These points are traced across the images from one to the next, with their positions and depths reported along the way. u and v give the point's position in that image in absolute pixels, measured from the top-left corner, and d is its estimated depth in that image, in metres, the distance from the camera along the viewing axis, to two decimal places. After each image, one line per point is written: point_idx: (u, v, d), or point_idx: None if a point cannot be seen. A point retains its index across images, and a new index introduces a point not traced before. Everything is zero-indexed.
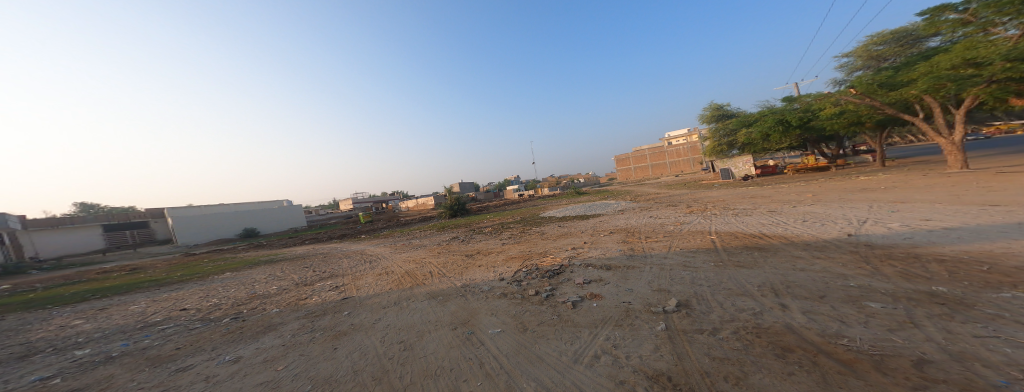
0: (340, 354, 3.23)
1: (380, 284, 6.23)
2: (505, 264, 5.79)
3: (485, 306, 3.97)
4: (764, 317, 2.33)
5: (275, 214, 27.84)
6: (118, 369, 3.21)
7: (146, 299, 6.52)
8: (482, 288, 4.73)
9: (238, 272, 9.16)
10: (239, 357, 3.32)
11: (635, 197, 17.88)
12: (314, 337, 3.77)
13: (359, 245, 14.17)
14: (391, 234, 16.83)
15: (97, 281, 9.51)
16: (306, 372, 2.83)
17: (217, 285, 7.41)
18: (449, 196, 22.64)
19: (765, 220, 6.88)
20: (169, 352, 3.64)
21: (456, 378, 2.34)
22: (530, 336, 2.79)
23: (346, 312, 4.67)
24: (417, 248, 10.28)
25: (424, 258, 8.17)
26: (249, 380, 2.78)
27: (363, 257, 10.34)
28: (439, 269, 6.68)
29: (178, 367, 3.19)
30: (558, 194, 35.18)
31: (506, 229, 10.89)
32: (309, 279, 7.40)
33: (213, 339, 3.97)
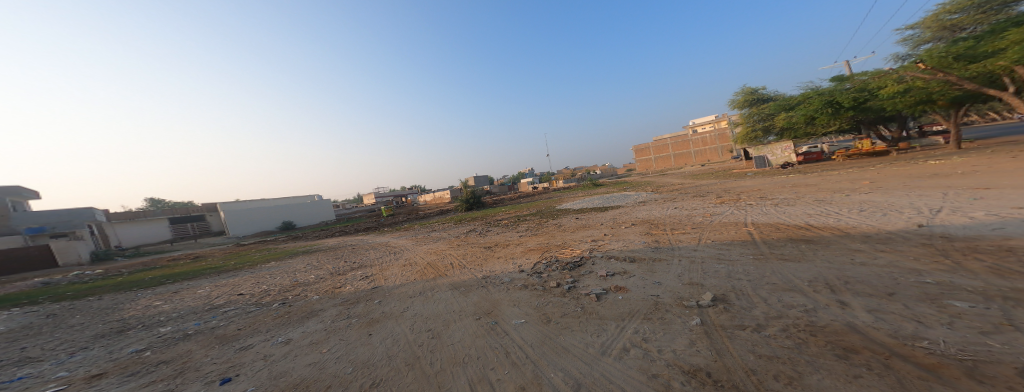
0: (374, 340, 3.40)
1: (406, 275, 6.46)
2: (524, 256, 5.84)
3: (507, 297, 4.03)
4: (819, 314, 2.19)
5: (306, 209, 29.51)
6: (195, 345, 3.60)
7: (208, 284, 7.19)
8: (503, 279, 4.79)
9: (281, 262, 9.94)
10: (289, 339, 3.60)
11: (658, 188, 17.20)
12: (349, 323, 4.00)
13: (383, 237, 14.80)
14: (413, 227, 17.35)
15: (167, 268, 10.65)
16: (347, 356, 3.03)
17: (265, 273, 8.04)
18: (466, 190, 22.89)
19: (813, 210, 6.41)
20: (233, 331, 4.01)
21: (484, 367, 2.40)
22: (554, 327, 2.81)
23: (377, 301, 4.91)
24: (437, 240, 10.59)
25: (444, 250, 8.40)
26: (299, 360, 3.01)
27: (387, 248, 10.74)
28: (460, 260, 6.87)
29: (241, 345, 3.53)
30: (574, 186, 34.74)
31: (524, 222, 10.90)
32: (342, 269, 7.87)
33: (266, 321, 4.33)
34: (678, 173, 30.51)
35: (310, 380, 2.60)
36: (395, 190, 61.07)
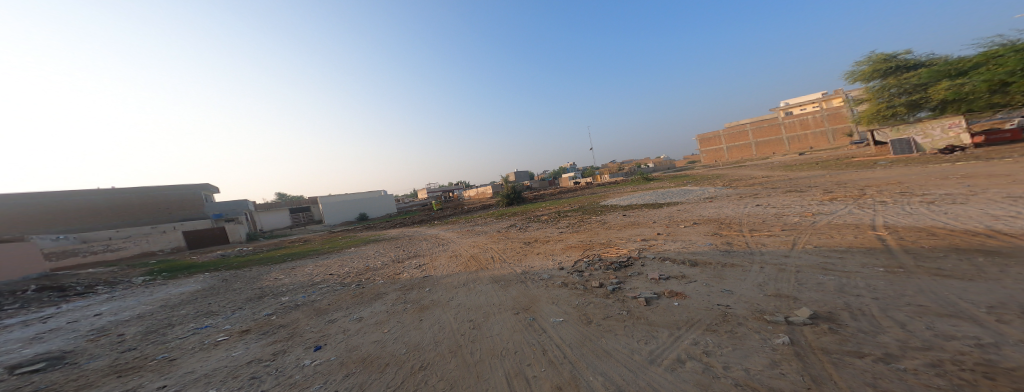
0: (425, 325, 3.65)
1: (452, 266, 6.78)
2: (564, 253, 5.72)
3: (546, 294, 3.98)
4: (1000, 349, 1.59)
5: (376, 202, 32.54)
6: (301, 314, 4.51)
7: (312, 263, 8.61)
8: (542, 275, 4.75)
9: (359, 247, 11.34)
10: (361, 317, 4.11)
11: (732, 182, 15.32)
12: (405, 307, 4.36)
13: (433, 229, 15.81)
14: (460, 220, 18.11)
15: (291, 247, 13.47)
16: (402, 338, 3.32)
17: (347, 257, 9.29)
18: (507, 185, 23.21)
19: (996, 210, 4.99)
20: (324, 305, 4.78)
21: (520, 362, 2.44)
22: (596, 329, 2.69)
23: (427, 288, 5.27)
24: (479, 234, 10.94)
25: (486, 244, 8.62)
26: (367, 336, 3.48)
27: (436, 240, 11.40)
28: (500, 254, 7.00)
29: (328, 318, 4.21)
30: (624, 180, 33.29)
31: (565, 217, 10.70)
32: (401, 257, 8.65)
33: (346, 300, 4.96)
34: (749, 166, 27.06)
35: (372, 356, 2.97)
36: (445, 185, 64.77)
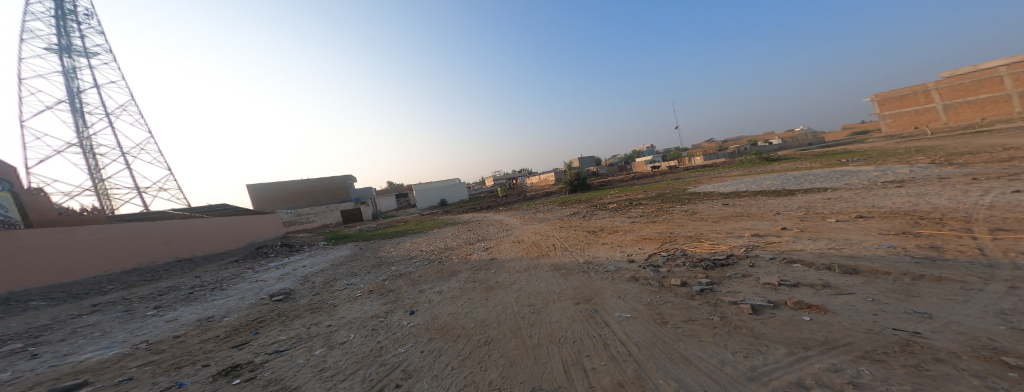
0: (491, 303, 3.99)
1: (515, 250, 7.09)
2: (634, 245, 5.27)
3: (611, 287, 3.77)
4: None
5: (451, 190, 35.55)
6: (402, 282, 5.89)
7: (409, 240, 11.38)
8: (607, 268, 4.49)
9: (442, 230, 13.11)
10: (442, 291, 4.97)
11: (924, 162, 10.78)
12: (474, 286, 4.88)
13: (501, 215, 16.54)
14: (525, 207, 18.31)
15: (396, 227, 16.90)
16: (472, 313, 3.75)
17: (434, 238, 11.11)
18: (570, 172, 22.64)
19: None
20: (417, 277, 6.09)
21: (579, 351, 2.45)
22: (672, 332, 2.43)
23: (493, 270, 5.64)
24: (542, 221, 10.98)
25: (548, 231, 8.61)
26: (446, 307, 4.17)
27: (502, 225, 11.93)
28: (562, 242, 6.92)
29: (420, 288, 5.31)
30: (721, 164, 28.66)
31: (638, 206, 9.87)
32: (471, 240, 9.62)
33: (432, 275, 6.12)
34: (985, 132, 17.74)
35: (448, 325, 3.50)
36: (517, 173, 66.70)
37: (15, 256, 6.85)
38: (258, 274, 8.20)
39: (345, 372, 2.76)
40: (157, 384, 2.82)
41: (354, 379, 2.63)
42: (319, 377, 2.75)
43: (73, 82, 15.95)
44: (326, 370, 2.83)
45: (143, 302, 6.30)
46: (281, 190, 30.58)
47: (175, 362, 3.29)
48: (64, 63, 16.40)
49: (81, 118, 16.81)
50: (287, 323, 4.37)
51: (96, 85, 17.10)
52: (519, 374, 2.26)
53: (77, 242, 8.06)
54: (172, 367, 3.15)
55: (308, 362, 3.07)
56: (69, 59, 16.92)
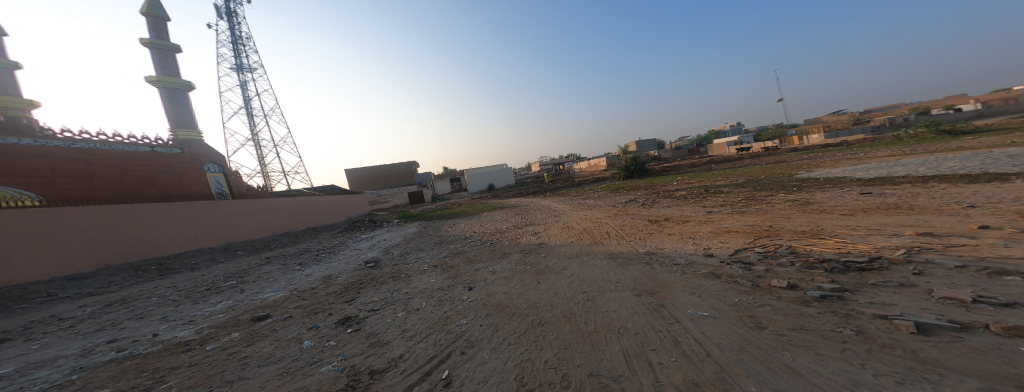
0: (542, 287, 4.19)
1: (564, 236, 7.03)
2: (711, 239, 4.70)
3: (681, 282, 3.48)
4: None
5: (499, 175, 36.51)
6: (461, 259, 6.25)
7: (462, 222, 12.05)
8: (675, 260, 4.13)
9: (488, 214, 13.56)
10: (497, 270, 5.19)
11: None
12: (525, 269, 5.09)
13: (548, 200, 16.42)
14: (579, 191, 17.83)
15: (452, 209, 17.94)
16: (523, 295, 3.97)
17: (485, 220, 11.56)
18: (626, 155, 21.37)
19: None
20: (474, 256, 6.42)
21: (641, 344, 2.42)
22: (771, 337, 2.11)
23: (543, 254, 5.83)
24: (593, 207, 10.58)
25: (600, 218, 8.28)
26: (502, 287, 4.41)
27: (550, 211, 11.78)
28: (616, 230, 6.59)
29: (477, 267, 5.57)
30: (828, 147, 23.77)
31: (718, 195, 8.80)
32: (519, 224, 9.76)
33: (485, 254, 6.42)
34: None
35: (503, 304, 3.79)
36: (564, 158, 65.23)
37: (224, 218, 9.86)
38: (353, 244, 9.62)
39: (421, 334, 3.24)
40: (302, 324, 3.80)
41: (427, 342, 3.07)
42: (402, 336, 3.28)
43: (246, 92, 21.13)
44: (408, 331, 3.36)
45: (293, 258, 8.24)
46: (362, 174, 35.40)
47: (312, 308, 4.37)
48: (240, 79, 21.47)
49: (251, 119, 22.11)
50: (378, 286, 5.12)
51: (257, 94, 22.01)
52: (574, 357, 2.37)
53: (253, 210, 11.02)
54: (312, 312, 4.21)
55: (397, 320, 3.69)
56: (243, 75, 21.59)
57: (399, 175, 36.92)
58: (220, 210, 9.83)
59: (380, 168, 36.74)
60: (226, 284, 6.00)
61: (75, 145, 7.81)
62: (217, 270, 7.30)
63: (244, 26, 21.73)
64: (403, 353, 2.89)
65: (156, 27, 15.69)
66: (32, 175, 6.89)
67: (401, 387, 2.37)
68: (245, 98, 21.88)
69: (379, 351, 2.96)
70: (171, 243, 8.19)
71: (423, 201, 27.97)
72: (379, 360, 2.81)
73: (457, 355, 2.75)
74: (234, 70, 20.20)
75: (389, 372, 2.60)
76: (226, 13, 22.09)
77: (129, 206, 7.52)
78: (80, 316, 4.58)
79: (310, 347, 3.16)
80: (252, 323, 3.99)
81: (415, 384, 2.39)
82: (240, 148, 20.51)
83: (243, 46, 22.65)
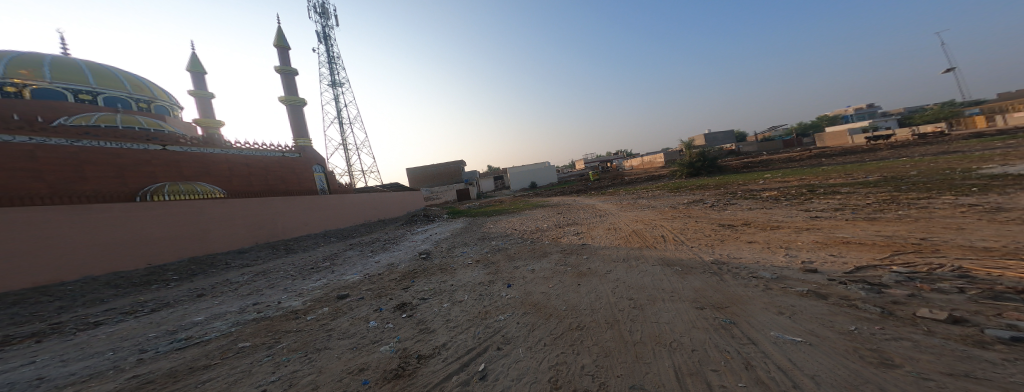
0: (582, 290, 3.95)
1: (609, 238, 6.64)
2: (809, 250, 3.90)
3: (763, 299, 2.95)
4: None
5: (541, 172, 36.28)
6: (500, 256, 6.28)
7: (504, 219, 12.19)
8: (756, 273, 3.52)
9: (528, 212, 13.50)
10: (535, 269, 5.09)
11: None
12: (565, 270, 4.88)
13: (592, 199, 15.70)
14: (631, 191, 16.55)
15: (495, 205, 18.27)
16: (562, 296, 3.78)
17: (523, 218, 11.59)
18: (691, 152, 19.44)
19: None
20: (514, 253, 6.39)
21: (700, 363, 2.08)
22: (904, 379, 1.60)
23: (585, 255, 5.57)
24: (645, 208, 9.77)
25: (654, 220, 7.59)
26: (543, 286, 4.24)
27: (593, 211, 11.24)
28: (673, 234, 5.95)
29: (516, 264, 5.50)
30: (979, 138, 18.42)
31: (815, 198, 7.36)
32: (560, 223, 9.48)
33: (524, 252, 6.35)
34: None
35: (541, 303, 3.63)
36: (612, 156, 61.90)
37: (321, 209, 13.00)
38: (410, 236, 10.40)
39: (462, 326, 3.26)
40: (370, 306, 4.17)
41: (467, 334, 3.07)
42: (446, 325, 3.34)
43: (338, 104, 24.64)
44: (451, 322, 3.41)
45: (369, 245, 9.28)
46: (415, 172, 38.16)
47: (377, 292, 4.77)
48: (334, 93, 25.14)
49: (340, 127, 25.78)
50: (430, 276, 5.36)
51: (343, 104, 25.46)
52: (616, 367, 2.16)
53: (332, 205, 13.67)
54: (378, 295, 4.60)
55: (443, 310, 3.80)
56: (336, 90, 25.19)
57: (449, 173, 39.00)
58: (311, 203, 12.56)
59: (434, 166, 39.30)
60: (324, 265, 7.14)
61: (242, 153, 11.82)
62: (318, 253, 8.89)
63: (334, 47, 25.22)
64: (446, 342, 2.93)
65: (285, 57, 19.55)
66: (221, 175, 10.85)
67: (441, 375, 2.40)
68: (337, 109, 25.44)
69: (425, 338, 3.06)
70: (292, 226, 11.40)
71: (469, 197, 29.03)
72: (425, 346, 2.90)
73: (493, 350, 2.69)
74: (329, 85, 23.67)
75: (432, 359, 2.66)
76: (322, 38, 25.73)
77: (269, 199, 10.79)
78: (242, 281, 6.33)
79: (372, 328, 3.40)
80: (337, 300, 4.56)
81: (453, 373, 2.41)
82: (337, 152, 24.19)
83: (335, 64, 26.29)
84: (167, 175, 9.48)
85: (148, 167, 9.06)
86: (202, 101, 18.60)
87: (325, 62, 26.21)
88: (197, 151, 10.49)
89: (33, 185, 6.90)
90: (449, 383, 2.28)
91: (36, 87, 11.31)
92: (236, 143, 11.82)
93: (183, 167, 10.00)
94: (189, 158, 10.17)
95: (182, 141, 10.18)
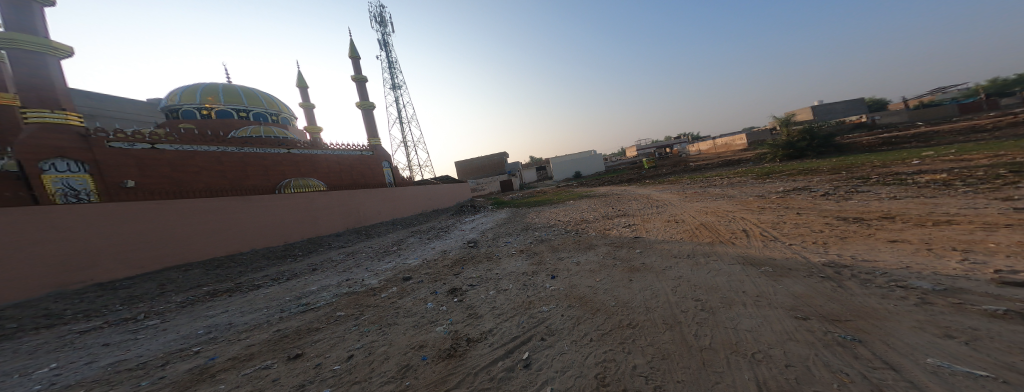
0: (635, 286, 3.54)
1: (670, 231, 5.93)
2: (995, 254, 2.83)
3: (913, 317, 2.23)
4: None
5: (587, 161, 34.72)
6: (543, 247, 6.08)
7: (547, 210, 11.92)
8: (904, 282, 2.71)
9: (573, 202, 12.98)
10: (580, 262, 4.79)
11: None
12: (614, 263, 4.48)
13: (647, 189, 14.38)
14: (698, 178, 14.60)
15: (539, 196, 18.05)
16: (612, 291, 3.44)
17: (566, 209, 11.20)
18: (790, 131, 16.50)
19: None
20: (558, 244, 6.13)
21: (793, 379, 1.65)
22: None
23: (638, 250, 5.05)
24: (716, 198, 8.52)
25: (731, 212, 6.53)
26: (588, 280, 3.94)
27: (649, 201, 10.24)
28: (764, 229, 5.00)
29: (559, 256, 5.26)
30: None
31: (983, 184, 5.49)
32: (609, 214, 8.84)
33: (568, 244, 6.05)
34: None
35: (587, 297, 3.36)
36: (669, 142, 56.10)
37: (391, 201, 14.37)
38: (459, 225, 10.84)
39: (507, 314, 3.18)
40: (427, 288, 4.37)
41: (512, 321, 2.98)
42: (492, 312, 3.30)
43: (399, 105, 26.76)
44: (496, 309, 3.35)
45: (430, 233, 9.90)
46: (462, 164, 39.73)
47: (432, 276, 5.00)
48: (394, 96, 27.35)
49: (401, 126, 28.07)
50: (478, 264, 5.43)
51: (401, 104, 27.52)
52: (676, 371, 1.84)
53: (398, 197, 15.00)
54: (434, 279, 4.81)
55: (490, 297, 3.77)
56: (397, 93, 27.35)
57: (492, 165, 39.80)
58: (383, 195, 13.96)
59: (480, 159, 40.39)
60: (392, 249, 7.87)
61: (336, 152, 13.69)
62: (386, 239, 9.72)
63: (393, 52, 27.18)
64: (491, 329, 2.88)
65: (358, 66, 21.81)
66: (323, 172, 12.83)
67: (487, 359, 2.36)
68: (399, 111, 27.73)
69: (473, 323, 3.05)
70: (370, 214, 12.92)
71: (512, 188, 29.22)
72: (473, 330, 2.89)
73: (537, 341, 2.54)
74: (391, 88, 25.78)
75: (480, 343, 2.64)
76: (383, 44, 27.98)
77: (354, 193, 12.25)
78: (340, 259, 7.36)
79: (428, 309, 3.54)
80: (402, 281, 4.90)
81: (499, 359, 2.34)
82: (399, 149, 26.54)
83: (394, 68, 28.41)
84: (293, 172, 11.57)
85: (279, 168, 11.17)
86: (308, 111, 22.10)
87: (387, 66, 28.49)
88: (308, 152, 12.47)
89: (221, 182, 9.44)
90: (495, 368, 2.22)
91: (217, 110, 14.33)
92: (333, 144, 13.76)
93: (302, 167, 12.01)
94: (305, 158, 12.17)
95: (299, 145, 12.18)
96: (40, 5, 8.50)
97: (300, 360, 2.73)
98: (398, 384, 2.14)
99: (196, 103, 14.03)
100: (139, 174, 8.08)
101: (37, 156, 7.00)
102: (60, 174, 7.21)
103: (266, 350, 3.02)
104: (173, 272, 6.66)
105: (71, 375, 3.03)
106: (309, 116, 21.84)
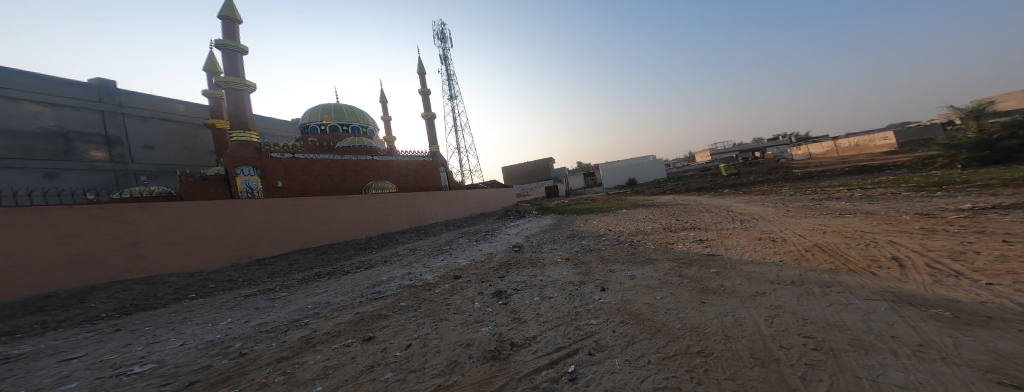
0: (709, 310, 2.97)
1: (762, 252, 4.92)
2: None
3: None
4: None
5: (644, 168, 32.02)
6: (592, 256, 5.67)
7: (597, 218, 11.27)
8: None
9: (627, 211, 12.02)
10: (634, 276, 4.28)
11: None
12: (680, 282, 3.88)
13: (723, 200, 12.43)
14: (806, 189, 11.86)
15: (588, 204, 17.30)
16: (677, 312, 2.96)
17: (620, 218, 10.42)
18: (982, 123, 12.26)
19: None
20: (609, 255, 5.64)
21: None
22: None
23: (713, 269, 4.27)
24: (837, 214, 6.81)
25: (866, 233, 5.09)
26: (644, 296, 3.48)
27: (728, 214, 8.79)
28: (939, 260, 3.71)
29: (611, 268, 4.81)
30: None
31: None
32: (673, 226, 7.87)
33: (620, 256, 5.53)
34: None
35: (643, 315, 2.94)
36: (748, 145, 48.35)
37: (445, 202, 15.43)
38: (505, 229, 11.02)
39: (552, 322, 2.99)
40: (474, 289, 4.44)
41: (557, 331, 2.78)
42: (536, 319, 3.14)
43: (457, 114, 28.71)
44: (541, 316, 3.19)
45: (477, 234, 10.27)
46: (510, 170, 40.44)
47: (479, 277, 5.07)
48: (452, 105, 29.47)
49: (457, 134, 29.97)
50: (523, 269, 5.33)
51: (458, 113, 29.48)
52: None
53: (452, 199, 16.03)
54: (481, 280, 4.87)
55: (534, 303, 3.62)
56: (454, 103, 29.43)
57: (538, 171, 39.56)
58: (439, 197, 15.08)
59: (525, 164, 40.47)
60: (445, 248, 8.34)
61: (407, 159, 15.29)
62: (439, 238, 10.42)
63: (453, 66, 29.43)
64: (535, 336, 2.73)
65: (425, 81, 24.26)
66: (397, 176, 14.45)
67: (531, 366, 2.22)
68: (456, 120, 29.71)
69: (517, 327, 2.95)
70: (428, 214, 14.07)
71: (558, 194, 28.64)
72: (517, 335, 2.79)
73: (583, 355, 2.29)
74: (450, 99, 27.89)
75: (524, 349, 2.52)
76: (444, 59, 30.57)
77: (417, 196, 13.47)
78: (404, 254, 8.13)
79: (473, 309, 3.58)
80: (452, 279, 5.10)
81: (542, 368, 2.17)
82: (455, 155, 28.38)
83: (452, 80, 30.69)
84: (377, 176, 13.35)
85: (368, 172, 12.98)
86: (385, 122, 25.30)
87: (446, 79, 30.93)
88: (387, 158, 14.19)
89: (330, 183, 11.51)
90: (539, 377, 2.06)
91: (331, 125, 17.58)
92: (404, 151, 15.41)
93: (382, 172, 13.70)
94: (385, 164, 13.91)
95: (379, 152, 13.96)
96: (240, 53, 11.45)
97: (371, 342, 3.03)
98: (445, 379, 2.17)
99: (319, 120, 17.48)
100: (285, 176, 10.45)
101: (236, 164, 9.60)
102: (247, 177, 9.69)
103: (349, 330, 3.44)
104: (299, 253, 8.30)
105: (236, 329, 3.96)
106: (387, 127, 24.99)
